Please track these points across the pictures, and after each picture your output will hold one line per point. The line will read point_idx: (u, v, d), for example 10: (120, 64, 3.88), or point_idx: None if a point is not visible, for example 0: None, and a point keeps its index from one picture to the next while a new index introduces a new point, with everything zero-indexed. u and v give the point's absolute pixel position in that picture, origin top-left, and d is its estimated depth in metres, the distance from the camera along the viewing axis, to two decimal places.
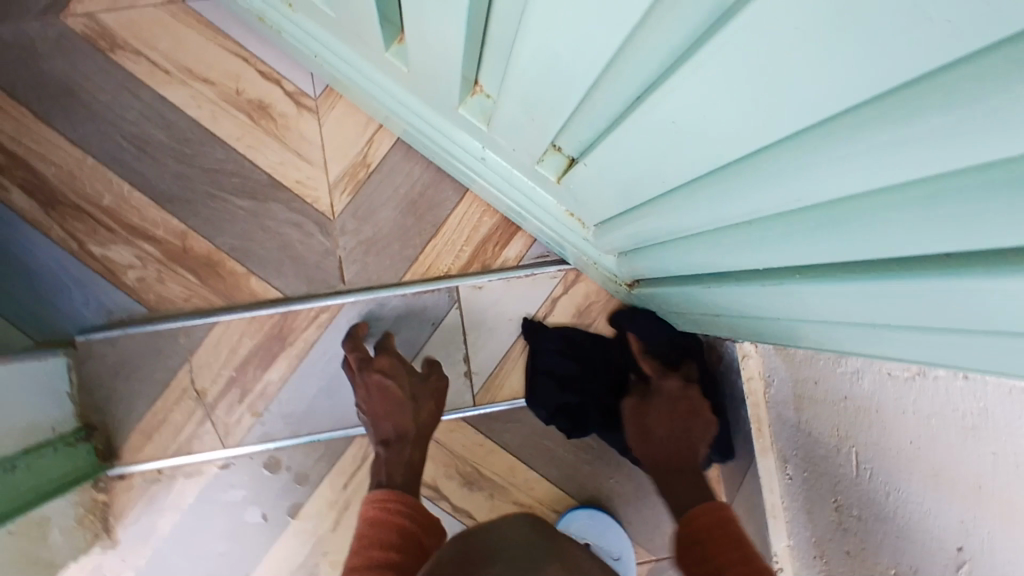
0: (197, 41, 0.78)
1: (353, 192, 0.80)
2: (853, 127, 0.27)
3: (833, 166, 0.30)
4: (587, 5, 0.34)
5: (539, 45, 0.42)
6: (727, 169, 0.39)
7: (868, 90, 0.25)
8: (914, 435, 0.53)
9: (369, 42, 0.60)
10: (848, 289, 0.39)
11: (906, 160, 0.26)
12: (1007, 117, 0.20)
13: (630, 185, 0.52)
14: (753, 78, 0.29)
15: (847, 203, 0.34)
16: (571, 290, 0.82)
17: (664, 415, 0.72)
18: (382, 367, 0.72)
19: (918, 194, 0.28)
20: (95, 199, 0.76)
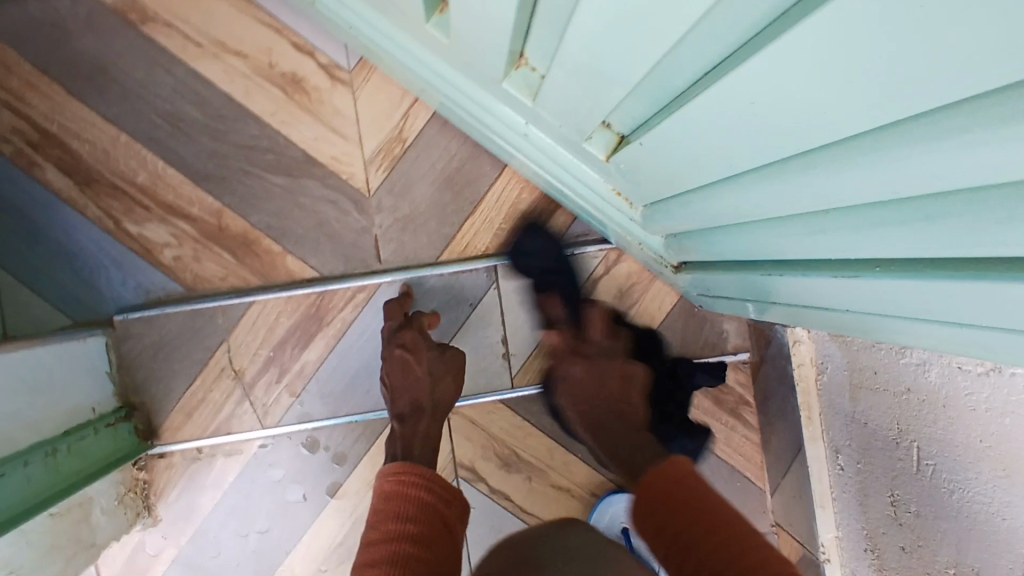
0: (228, 12, 0.75)
1: (389, 168, 0.77)
2: (963, 121, 0.23)
3: (933, 168, 0.26)
4: None
5: (597, 16, 0.39)
6: (797, 159, 0.36)
7: (976, 86, 0.21)
8: (986, 433, 0.50)
9: (406, 11, 0.57)
10: (931, 284, 0.35)
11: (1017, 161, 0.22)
12: None
13: (684, 168, 0.49)
14: (846, 70, 0.26)
15: (938, 202, 0.30)
16: (612, 270, 0.80)
17: (583, 391, 0.71)
18: (404, 343, 0.71)
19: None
20: (129, 177, 0.75)
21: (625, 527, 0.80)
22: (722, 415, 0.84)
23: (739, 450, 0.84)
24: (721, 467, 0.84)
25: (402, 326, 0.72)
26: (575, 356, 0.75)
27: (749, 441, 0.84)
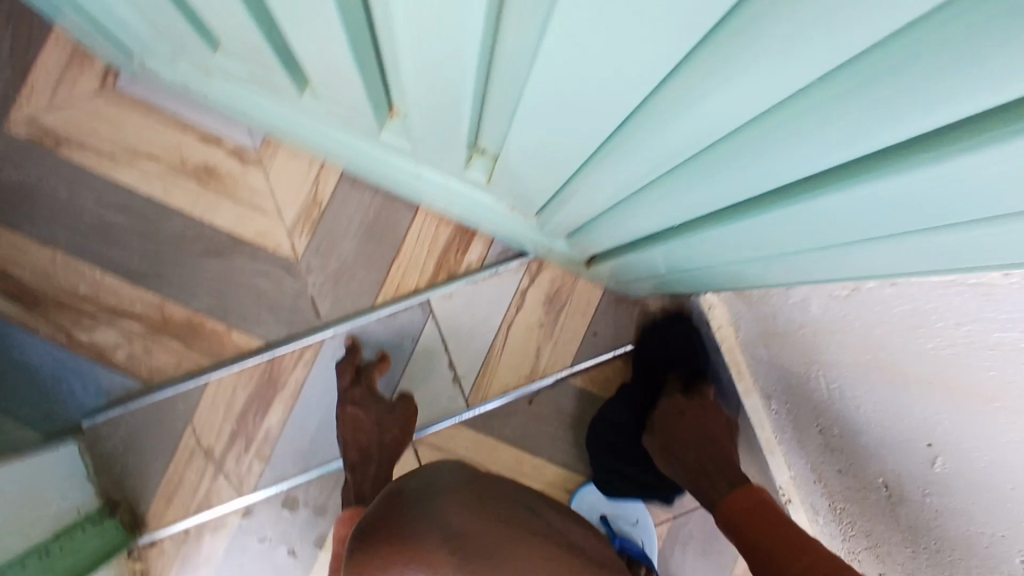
0: (135, 121, 0.81)
1: (311, 231, 0.83)
2: (681, 82, 0.29)
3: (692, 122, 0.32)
4: (437, 33, 0.38)
5: (422, 67, 0.45)
6: (607, 145, 0.42)
7: (668, 54, 0.27)
8: (866, 346, 0.55)
9: (285, 91, 0.63)
10: (755, 222, 0.41)
11: (714, 91, 0.28)
12: (776, 27, 0.22)
13: (545, 173, 0.55)
14: (583, 63, 0.32)
15: (711, 151, 0.35)
16: (537, 279, 0.85)
17: (690, 430, 0.75)
18: (354, 400, 0.76)
19: (761, 130, 0.31)
20: (72, 290, 0.80)
21: (602, 514, 0.86)
22: None
23: None
24: None
25: (352, 383, 0.78)
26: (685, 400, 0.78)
27: None
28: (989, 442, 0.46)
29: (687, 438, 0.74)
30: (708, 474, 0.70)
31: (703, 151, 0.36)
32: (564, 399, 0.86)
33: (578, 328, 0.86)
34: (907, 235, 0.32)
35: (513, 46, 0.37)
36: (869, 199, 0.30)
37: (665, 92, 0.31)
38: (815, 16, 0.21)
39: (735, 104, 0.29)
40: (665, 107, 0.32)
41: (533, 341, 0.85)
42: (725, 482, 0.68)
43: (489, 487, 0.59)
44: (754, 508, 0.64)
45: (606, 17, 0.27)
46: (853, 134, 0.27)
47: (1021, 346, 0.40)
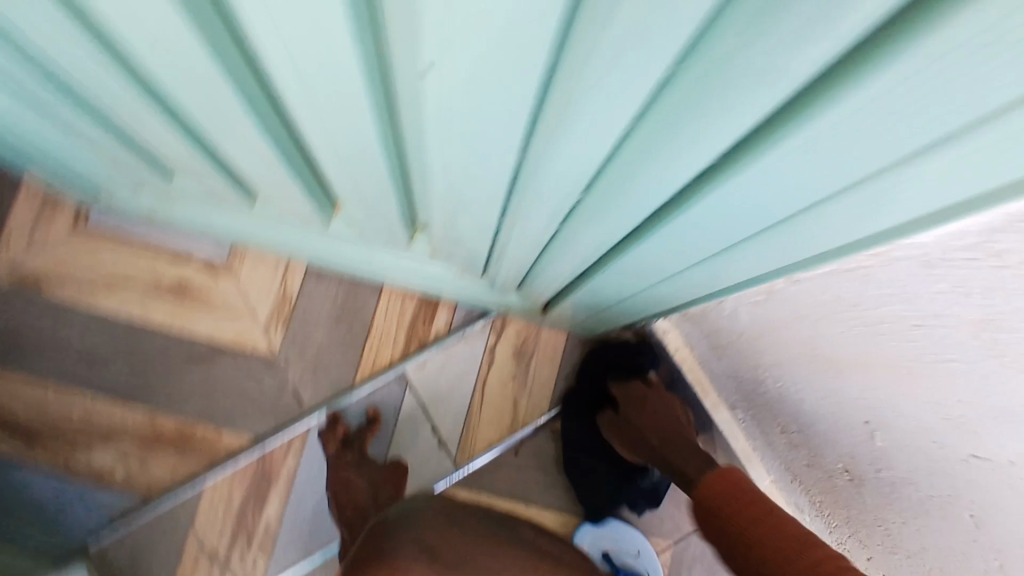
0: (109, 252, 0.87)
1: (284, 326, 0.88)
2: (540, 141, 0.35)
3: (562, 173, 0.38)
4: (346, 133, 0.44)
5: (346, 162, 0.51)
6: (513, 201, 0.48)
7: (520, 116, 0.33)
8: (794, 342, 0.59)
9: (237, 204, 0.69)
10: (651, 245, 0.46)
11: (563, 147, 0.34)
12: (581, 97, 0.28)
13: (476, 235, 0.60)
14: (464, 135, 0.38)
15: (594, 192, 0.41)
16: (502, 335, 0.90)
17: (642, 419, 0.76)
18: (349, 464, 0.81)
19: (620, 171, 0.37)
20: (66, 418, 0.84)
21: (605, 550, 0.88)
22: None
23: None
24: None
25: (342, 450, 0.83)
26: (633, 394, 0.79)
27: None
28: (909, 409, 0.50)
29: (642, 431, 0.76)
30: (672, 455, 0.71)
31: (589, 190, 0.42)
32: (548, 444, 0.89)
33: (549, 375, 0.90)
34: (762, 232, 0.38)
35: (414, 132, 0.44)
36: (718, 205, 0.36)
37: (536, 148, 0.37)
38: (600, 80, 0.26)
39: (584, 154, 0.35)
40: (541, 165, 0.38)
41: (508, 393, 0.89)
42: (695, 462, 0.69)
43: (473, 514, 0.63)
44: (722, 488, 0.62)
45: (464, 96, 0.33)
46: (675, 166, 0.33)
47: (904, 318, 0.44)
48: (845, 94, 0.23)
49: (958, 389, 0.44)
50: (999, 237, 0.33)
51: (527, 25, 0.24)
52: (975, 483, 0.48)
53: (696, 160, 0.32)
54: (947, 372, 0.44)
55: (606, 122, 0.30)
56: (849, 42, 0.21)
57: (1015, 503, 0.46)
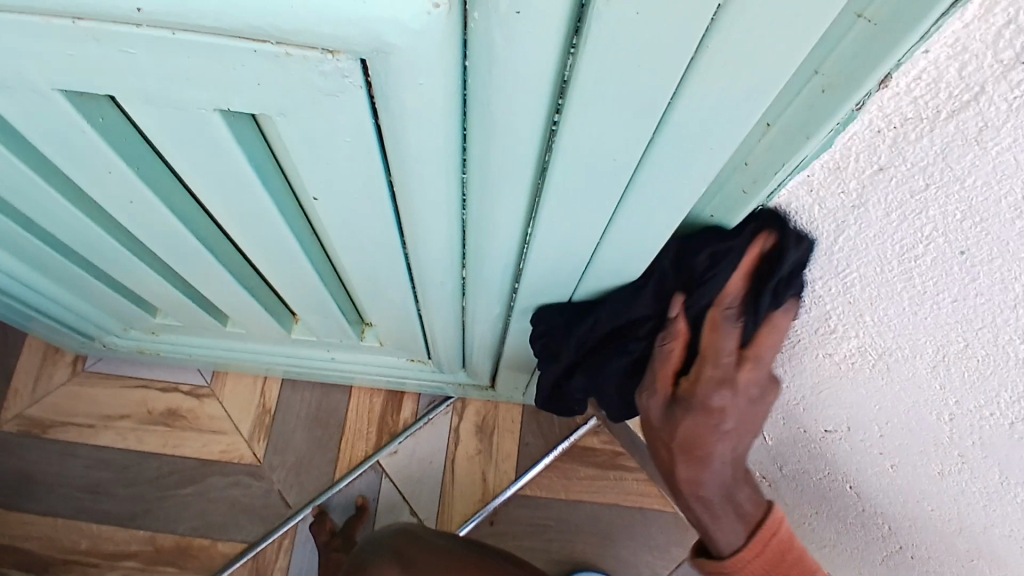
0: (105, 390, 0.98)
1: (266, 436, 0.97)
2: (411, 232, 0.48)
3: (437, 252, 0.51)
4: (277, 248, 0.57)
5: (286, 276, 0.63)
6: (417, 286, 0.60)
7: (386, 210, 0.46)
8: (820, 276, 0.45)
9: (210, 327, 0.81)
10: (529, 302, 0.58)
11: (424, 230, 0.47)
12: (413, 191, 0.41)
13: (407, 322, 0.72)
14: (358, 233, 0.51)
15: (469, 264, 0.54)
16: (464, 414, 0.99)
17: (717, 442, 0.50)
18: (336, 547, 0.86)
19: (474, 245, 0.49)
20: (74, 548, 0.92)
21: None
22: (608, 474, 0.97)
23: (632, 491, 0.97)
24: (633, 518, 0.96)
25: (332, 538, 0.88)
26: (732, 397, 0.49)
27: (639, 480, 0.97)
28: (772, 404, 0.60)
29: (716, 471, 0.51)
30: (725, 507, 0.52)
31: (465, 261, 0.55)
32: (519, 509, 0.96)
33: (511, 444, 0.98)
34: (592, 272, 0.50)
35: (331, 241, 0.57)
36: (547, 256, 0.48)
37: (406, 232, 0.49)
38: (418, 177, 0.40)
39: (443, 232, 0.47)
40: (421, 250, 0.51)
41: (477, 468, 0.97)
42: (753, 491, 0.52)
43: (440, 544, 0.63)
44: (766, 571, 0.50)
45: (345, 203, 0.46)
46: (500, 232, 0.45)
47: None
48: (555, 168, 0.36)
49: (791, 376, 0.55)
50: None
51: (357, 144, 0.38)
52: (838, 456, 0.57)
53: (512, 231, 0.45)
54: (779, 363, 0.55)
55: (441, 208, 0.43)
56: (537, 140, 0.34)
57: (869, 467, 0.55)
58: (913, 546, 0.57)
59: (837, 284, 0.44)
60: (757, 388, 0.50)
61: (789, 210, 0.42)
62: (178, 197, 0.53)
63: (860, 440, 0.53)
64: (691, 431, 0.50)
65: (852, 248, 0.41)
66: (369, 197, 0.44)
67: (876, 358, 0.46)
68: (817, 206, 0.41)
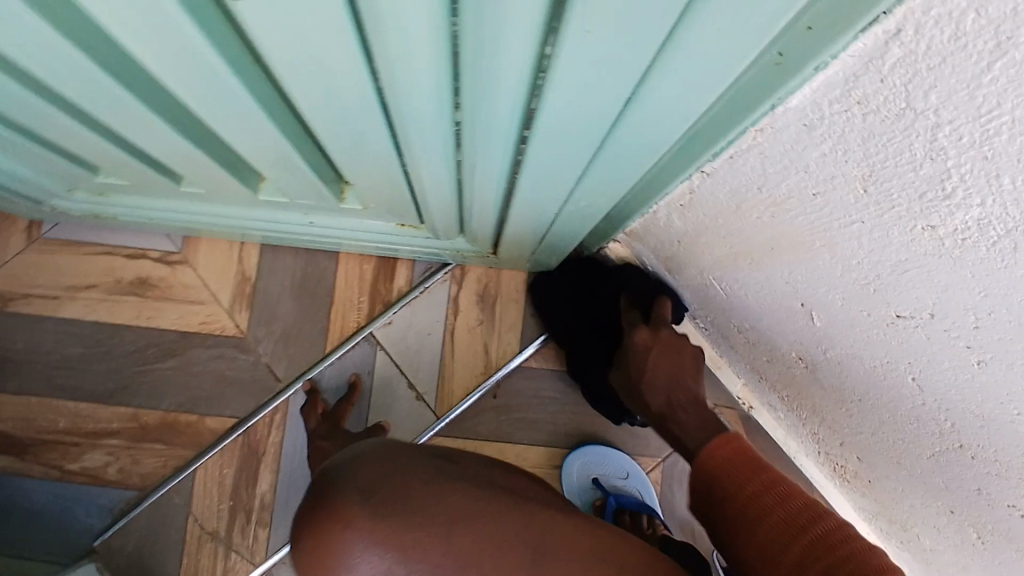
0: (66, 260, 0.89)
1: (248, 306, 0.89)
2: (382, 60, 0.35)
3: (421, 87, 0.38)
4: (213, 98, 0.44)
5: (236, 134, 0.51)
6: (400, 139, 0.48)
7: (343, 32, 0.33)
8: (958, 116, 0.32)
9: (164, 188, 0.69)
10: (542, 156, 0.46)
11: (402, 54, 0.34)
12: None
13: (392, 183, 0.60)
14: (312, 70, 0.38)
15: (466, 107, 0.41)
16: (464, 283, 0.90)
17: (656, 373, 0.70)
18: (322, 435, 0.81)
19: (473, 76, 0.36)
20: (54, 427, 0.87)
21: (594, 477, 0.88)
22: None
23: None
24: None
25: (320, 423, 0.82)
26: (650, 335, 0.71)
27: None
28: (829, 281, 0.50)
29: (659, 392, 0.69)
30: (679, 410, 0.67)
31: (458, 103, 0.42)
32: (524, 382, 0.90)
33: (516, 314, 0.90)
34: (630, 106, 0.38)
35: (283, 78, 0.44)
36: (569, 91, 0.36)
37: (376, 62, 0.36)
38: None
39: (425, 58, 0.34)
40: (399, 86, 0.38)
41: (478, 340, 0.90)
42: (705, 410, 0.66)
43: (416, 460, 0.60)
44: (731, 457, 0.57)
45: (285, 21, 0.32)
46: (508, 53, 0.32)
47: (803, 188, 0.45)
48: None
49: (867, 251, 0.44)
50: (862, 83, 0.35)
51: None
52: (906, 346, 0.48)
53: (524, 48, 0.32)
54: (853, 236, 0.44)
55: (419, 14, 0.30)
56: None
57: (948, 359, 0.45)
58: (980, 447, 0.49)
59: (972, 133, 0.32)
60: (671, 337, 0.71)
61: (924, 21, 0.29)
62: (87, 31, 0.39)
63: (945, 328, 0.44)
64: (636, 372, 0.71)
65: (1011, 81, 0.28)
66: (315, 11, 0.31)
67: (999, 235, 0.35)
68: (971, 15, 0.28)
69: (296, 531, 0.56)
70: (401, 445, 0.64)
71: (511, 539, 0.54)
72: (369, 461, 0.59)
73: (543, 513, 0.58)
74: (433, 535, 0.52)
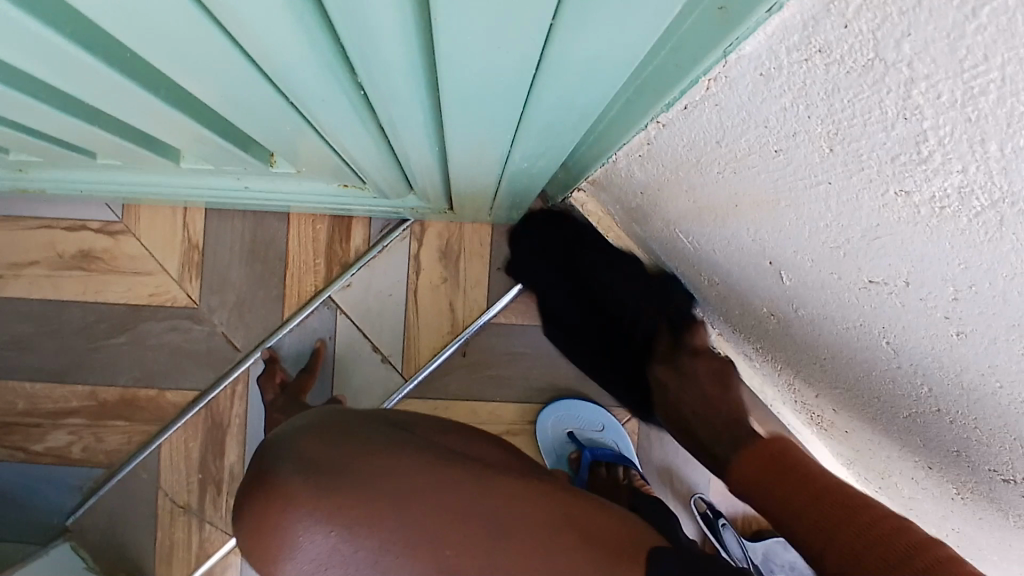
0: (1, 236, 0.83)
1: (198, 274, 0.85)
2: (240, 32, 0.29)
3: (300, 58, 0.32)
4: (76, 80, 0.37)
5: (126, 112, 0.45)
6: (305, 109, 0.42)
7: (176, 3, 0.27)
8: (937, 71, 0.26)
9: (78, 161, 0.63)
10: (464, 119, 0.40)
11: (260, 24, 0.28)
12: None
13: (319, 150, 0.54)
14: (167, 46, 0.32)
15: (363, 75, 0.35)
16: (424, 239, 0.85)
17: (687, 402, 0.70)
18: (279, 406, 0.78)
19: (357, 45, 0.30)
20: (11, 409, 0.84)
21: (568, 431, 0.87)
22: None
23: None
24: None
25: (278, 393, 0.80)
26: (666, 367, 0.74)
27: None
28: (796, 241, 0.46)
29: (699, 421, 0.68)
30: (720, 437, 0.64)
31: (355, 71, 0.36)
32: (492, 339, 0.86)
33: (481, 270, 0.85)
34: (552, 67, 0.32)
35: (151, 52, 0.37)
36: (472, 56, 0.30)
37: (236, 34, 0.30)
38: None
39: (287, 26, 0.28)
40: (272, 58, 0.32)
41: (442, 299, 0.85)
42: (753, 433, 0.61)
43: (370, 424, 0.57)
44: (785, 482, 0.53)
45: None
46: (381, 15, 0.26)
47: (764, 144, 0.40)
48: None
49: (835, 213, 0.39)
50: (823, 29, 0.29)
51: None
52: (878, 311, 0.44)
53: (399, 6, 0.26)
54: (820, 198, 0.39)
55: None
56: None
57: (923, 328, 0.41)
58: (959, 413, 0.46)
59: (952, 91, 0.26)
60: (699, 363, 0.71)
61: None
62: None
63: (919, 298, 0.39)
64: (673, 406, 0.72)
65: (1000, 30, 0.23)
66: None
67: (982, 207, 0.30)
68: None
69: (240, 501, 0.53)
70: (360, 411, 0.60)
71: (467, 512, 0.49)
72: (321, 431, 0.55)
73: (513, 481, 0.53)
74: (382, 515, 0.48)
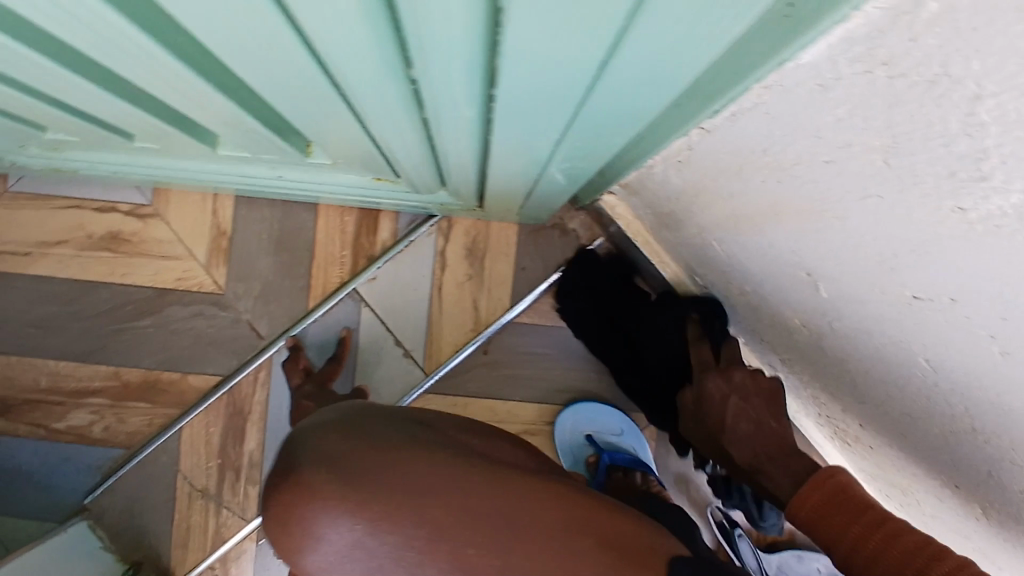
0: (33, 215, 0.84)
1: (225, 261, 0.85)
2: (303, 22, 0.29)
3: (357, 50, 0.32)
4: (130, 61, 0.38)
5: (173, 95, 0.45)
6: (353, 100, 0.42)
7: None
8: (1003, 88, 0.26)
9: (116, 143, 0.64)
10: (512, 117, 0.40)
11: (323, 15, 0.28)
12: None
13: (357, 141, 0.54)
14: (226, 32, 0.32)
15: (418, 69, 0.35)
16: (451, 236, 0.85)
17: (737, 422, 0.64)
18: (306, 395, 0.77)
19: (417, 38, 0.30)
20: (35, 386, 0.85)
21: (587, 434, 0.87)
22: None
23: None
24: None
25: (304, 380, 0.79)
26: (719, 377, 0.67)
27: None
28: (837, 253, 0.45)
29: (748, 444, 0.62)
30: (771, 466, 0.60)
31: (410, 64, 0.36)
32: (514, 338, 0.86)
33: (506, 269, 0.85)
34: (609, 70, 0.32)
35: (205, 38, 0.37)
36: (529, 54, 0.30)
37: (297, 24, 0.30)
38: None
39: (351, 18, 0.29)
40: (331, 49, 0.32)
41: (466, 296, 0.86)
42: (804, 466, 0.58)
43: (395, 419, 0.57)
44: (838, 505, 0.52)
45: None
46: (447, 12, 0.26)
47: (814, 155, 0.39)
48: None
49: (882, 227, 0.39)
50: (887, 42, 0.29)
51: None
52: (919, 327, 0.44)
53: (464, 3, 0.26)
54: (868, 211, 0.39)
55: None
56: None
57: (966, 346, 0.41)
58: (996, 434, 0.45)
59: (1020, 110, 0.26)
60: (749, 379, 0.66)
61: None
62: None
63: (965, 315, 0.39)
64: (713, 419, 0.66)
65: None
66: None
67: None
68: None
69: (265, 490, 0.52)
70: (389, 410, 0.59)
71: (488, 515, 0.48)
72: (350, 425, 0.54)
73: (537, 489, 0.52)
74: (406, 509, 0.46)
